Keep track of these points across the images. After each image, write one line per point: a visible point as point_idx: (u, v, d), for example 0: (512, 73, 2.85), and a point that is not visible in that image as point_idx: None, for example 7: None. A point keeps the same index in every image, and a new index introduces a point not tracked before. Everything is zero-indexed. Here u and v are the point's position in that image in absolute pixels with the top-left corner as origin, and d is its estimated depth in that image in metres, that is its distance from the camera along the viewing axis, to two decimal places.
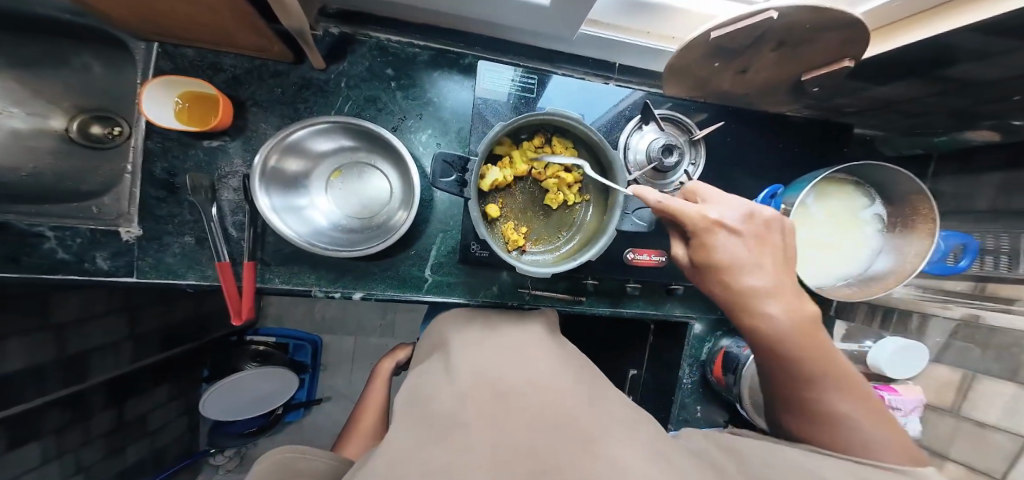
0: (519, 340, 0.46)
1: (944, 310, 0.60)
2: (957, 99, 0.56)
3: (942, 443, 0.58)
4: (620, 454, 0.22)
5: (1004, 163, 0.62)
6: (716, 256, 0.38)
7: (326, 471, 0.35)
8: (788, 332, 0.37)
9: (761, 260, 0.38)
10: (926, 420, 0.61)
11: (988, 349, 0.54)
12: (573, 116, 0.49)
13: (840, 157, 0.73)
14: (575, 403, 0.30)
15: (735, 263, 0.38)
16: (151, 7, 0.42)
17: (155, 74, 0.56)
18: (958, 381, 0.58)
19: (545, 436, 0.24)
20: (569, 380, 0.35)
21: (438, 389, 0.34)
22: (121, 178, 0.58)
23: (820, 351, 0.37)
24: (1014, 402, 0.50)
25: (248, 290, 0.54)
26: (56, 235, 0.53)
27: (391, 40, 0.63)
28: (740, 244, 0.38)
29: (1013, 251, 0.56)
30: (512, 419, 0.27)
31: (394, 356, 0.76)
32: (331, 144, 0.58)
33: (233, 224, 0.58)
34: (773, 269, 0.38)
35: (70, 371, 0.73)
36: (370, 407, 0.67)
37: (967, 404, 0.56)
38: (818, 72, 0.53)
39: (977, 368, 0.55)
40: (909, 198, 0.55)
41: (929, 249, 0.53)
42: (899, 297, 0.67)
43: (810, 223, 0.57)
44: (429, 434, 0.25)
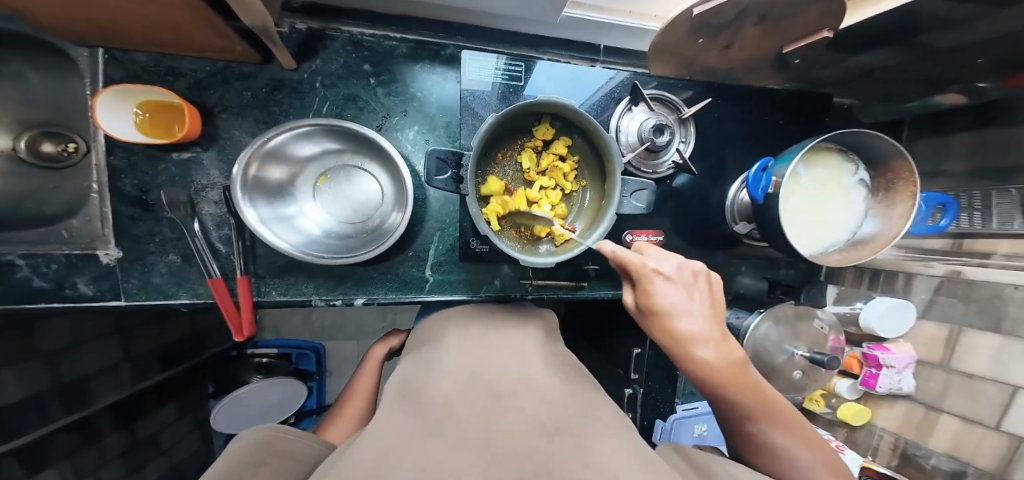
0: (514, 338, 0.47)
1: (927, 269, 0.65)
2: (927, 67, 0.59)
3: (934, 397, 0.64)
4: (607, 457, 0.23)
5: (972, 124, 0.66)
6: (653, 303, 0.40)
7: (311, 455, 0.36)
8: (722, 379, 0.38)
9: (695, 307, 0.40)
10: (919, 376, 0.66)
11: (970, 303, 0.59)
12: (565, 102, 0.48)
13: (821, 127, 0.75)
14: (564, 403, 0.32)
15: (670, 312, 0.39)
16: (95, 9, 0.38)
17: (106, 84, 0.51)
18: (945, 336, 0.63)
19: (536, 436, 0.25)
20: (567, 388, 0.36)
21: (432, 384, 0.35)
22: (86, 199, 0.53)
23: (756, 390, 0.39)
24: (999, 355, 0.55)
25: (246, 304, 0.52)
26: (28, 263, 0.50)
27: (365, 34, 0.60)
28: (674, 291, 0.40)
29: (986, 207, 0.61)
30: (504, 417, 0.28)
31: (387, 343, 0.77)
32: (315, 147, 0.55)
33: (220, 239, 0.54)
34: (708, 318, 0.39)
35: (69, 397, 0.69)
36: (358, 392, 0.67)
37: (955, 358, 0.61)
38: (798, 45, 0.54)
39: (962, 321, 0.60)
40: (891, 163, 0.59)
41: (913, 208, 0.56)
42: (884, 259, 0.73)
43: (799, 190, 0.60)
44: (424, 429, 0.26)
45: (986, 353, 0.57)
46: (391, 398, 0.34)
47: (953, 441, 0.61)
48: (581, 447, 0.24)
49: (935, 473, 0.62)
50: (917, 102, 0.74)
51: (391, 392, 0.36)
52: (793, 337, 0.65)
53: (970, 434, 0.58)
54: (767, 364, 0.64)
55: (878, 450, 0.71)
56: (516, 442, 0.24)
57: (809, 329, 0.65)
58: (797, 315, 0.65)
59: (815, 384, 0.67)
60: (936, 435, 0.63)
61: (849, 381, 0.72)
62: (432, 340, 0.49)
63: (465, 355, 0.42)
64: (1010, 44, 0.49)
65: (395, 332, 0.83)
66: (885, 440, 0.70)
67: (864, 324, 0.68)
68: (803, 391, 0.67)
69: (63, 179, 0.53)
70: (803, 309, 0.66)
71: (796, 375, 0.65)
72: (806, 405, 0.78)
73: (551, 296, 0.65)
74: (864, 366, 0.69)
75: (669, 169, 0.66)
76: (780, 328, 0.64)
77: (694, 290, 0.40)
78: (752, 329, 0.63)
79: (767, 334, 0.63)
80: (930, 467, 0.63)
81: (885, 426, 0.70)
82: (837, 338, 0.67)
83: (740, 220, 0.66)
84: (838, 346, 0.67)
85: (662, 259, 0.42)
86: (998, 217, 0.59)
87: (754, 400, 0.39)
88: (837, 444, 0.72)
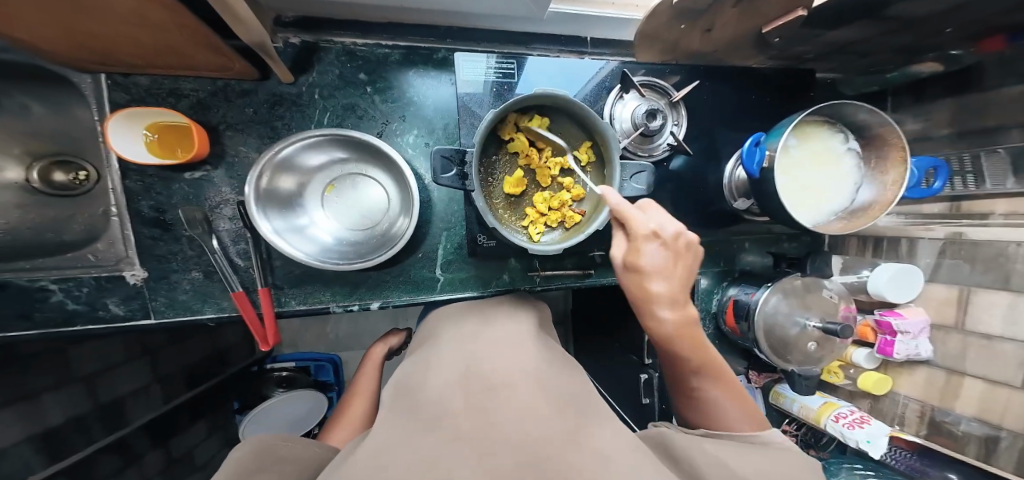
0: (507, 330, 0.50)
1: (929, 233, 0.68)
2: (905, 38, 0.61)
3: (954, 359, 0.64)
4: (601, 444, 0.26)
5: (953, 89, 0.69)
6: (639, 264, 0.39)
7: (311, 459, 0.39)
8: (677, 340, 0.42)
9: (673, 274, 0.40)
10: (935, 340, 0.67)
11: (977, 263, 0.61)
12: (560, 93, 0.49)
13: (809, 101, 0.77)
14: (555, 393, 0.34)
15: (649, 278, 0.40)
16: (91, 33, 0.39)
17: (112, 109, 0.52)
18: (956, 296, 0.64)
19: (536, 425, 0.28)
20: (559, 377, 0.39)
21: (432, 380, 0.38)
22: (107, 222, 0.55)
23: (703, 350, 0.44)
24: (1011, 309, 0.56)
25: (269, 316, 0.54)
26: (61, 287, 0.53)
27: (357, 44, 0.61)
28: (662, 256, 0.39)
29: (977, 170, 0.63)
30: (498, 407, 0.31)
31: (386, 342, 0.79)
32: (322, 156, 0.57)
33: (237, 253, 0.56)
34: (682, 282, 0.41)
35: (109, 417, 0.70)
36: (359, 392, 0.70)
37: (969, 319, 0.62)
38: (776, 24, 0.56)
39: (970, 282, 0.62)
40: (879, 130, 0.61)
41: (905, 174, 0.58)
42: (887, 226, 0.75)
43: (795, 165, 0.62)
44: (424, 425, 0.29)
45: (998, 312, 0.58)
46: (396, 398, 0.37)
47: (981, 403, 0.60)
48: (578, 437, 0.27)
49: (967, 439, 0.61)
50: (897, 72, 0.76)
51: (395, 391, 0.39)
52: (803, 308, 0.66)
53: (994, 395, 0.58)
54: (779, 338, 0.65)
55: (905, 418, 0.71)
56: (516, 432, 0.27)
57: (820, 300, 0.67)
58: (805, 287, 0.67)
59: (831, 355, 0.67)
60: (962, 398, 0.63)
61: (866, 351, 0.72)
62: (430, 337, 0.52)
63: (463, 349, 0.44)
64: (973, 11, 0.50)
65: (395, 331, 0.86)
66: (910, 408, 0.70)
67: (874, 291, 0.69)
68: (819, 364, 0.67)
69: (75, 208, 0.56)
70: (811, 280, 0.67)
71: (812, 347, 0.65)
72: (827, 378, 0.78)
73: (559, 286, 0.67)
74: (880, 334, 0.70)
75: (665, 151, 0.67)
76: (790, 300, 0.66)
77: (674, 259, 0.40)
78: (763, 302, 0.65)
79: (777, 307, 0.65)
80: (959, 433, 0.62)
81: (908, 394, 0.70)
82: (849, 307, 0.68)
83: (739, 197, 0.68)
84: (851, 315, 0.67)
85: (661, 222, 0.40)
86: (991, 177, 0.61)
87: (698, 360, 0.44)
88: (861, 416, 0.67)
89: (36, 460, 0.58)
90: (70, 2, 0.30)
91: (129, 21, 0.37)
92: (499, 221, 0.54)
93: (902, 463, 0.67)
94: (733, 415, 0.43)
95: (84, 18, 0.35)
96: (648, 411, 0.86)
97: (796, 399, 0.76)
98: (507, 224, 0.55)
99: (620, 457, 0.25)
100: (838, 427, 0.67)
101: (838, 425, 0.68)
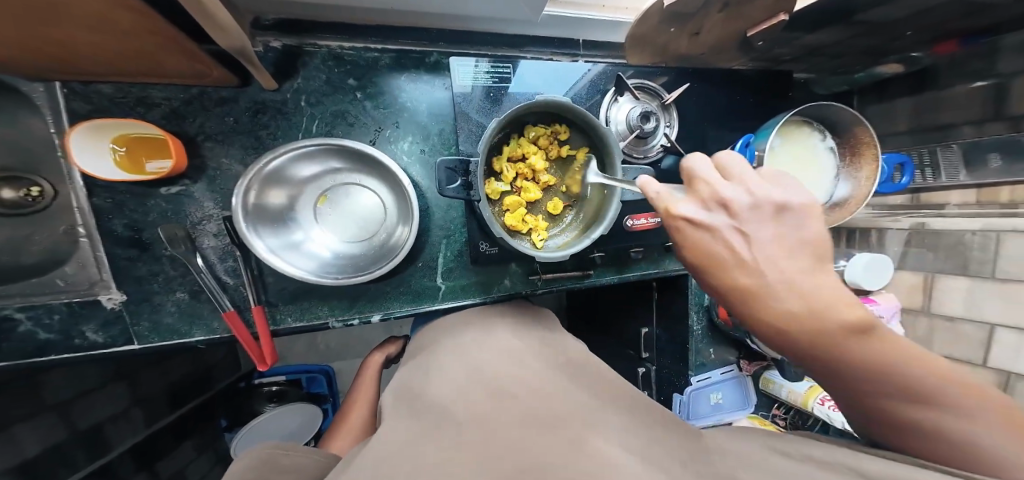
0: (510, 339, 0.49)
1: (895, 224, 0.74)
2: (873, 42, 0.65)
3: (923, 340, 0.70)
4: (602, 447, 0.26)
5: (913, 90, 0.75)
6: (707, 254, 0.31)
7: (311, 465, 0.37)
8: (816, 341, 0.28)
9: (769, 251, 0.29)
10: (906, 323, 0.73)
11: (938, 251, 0.67)
12: (561, 99, 0.49)
13: (787, 101, 0.81)
14: (558, 400, 0.34)
15: (731, 262, 0.30)
16: (49, 41, 0.35)
17: (72, 120, 0.48)
18: (921, 281, 0.70)
19: (538, 431, 0.28)
20: (559, 383, 0.39)
21: (431, 389, 0.38)
22: (74, 244, 0.50)
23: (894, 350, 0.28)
24: (970, 293, 0.62)
25: (265, 335, 0.51)
26: (28, 316, 0.49)
27: (344, 48, 0.58)
28: (732, 237, 0.30)
29: (933, 164, 0.69)
30: (501, 417, 0.30)
31: (384, 350, 0.77)
32: (316, 166, 0.54)
33: (225, 271, 0.53)
34: (789, 260, 0.29)
35: (88, 446, 0.65)
36: (360, 397, 0.70)
37: (933, 303, 0.68)
38: (760, 27, 0.58)
39: (933, 269, 0.68)
40: (853, 130, 0.65)
41: (876, 171, 0.63)
42: (860, 218, 0.81)
43: (781, 163, 0.66)
44: (426, 435, 0.28)
45: (960, 295, 0.64)
46: (398, 405, 0.37)
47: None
48: (578, 440, 0.27)
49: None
50: (864, 73, 0.81)
51: (394, 401, 0.39)
52: None
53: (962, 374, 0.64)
54: None
55: None
56: (519, 440, 0.27)
57: None
58: None
59: None
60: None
61: None
62: (430, 346, 0.51)
63: (465, 356, 0.44)
64: (935, 15, 0.54)
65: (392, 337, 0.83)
66: None
67: (850, 281, 0.73)
68: None
69: (35, 226, 0.50)
70: None
71: None
72: None
73: (560, 287, 0.67)
74: None
75: (658, 153, 0.69)
76: None
77: (769, 229, 0.29)
78: None
79: None
80: None
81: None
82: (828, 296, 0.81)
83: None
84: None
85: (737, 185, 0.30)
86: (946, 169, 0.67)
87: (870, 365, 0.28)
88: None
89: None
90: (35, 7, 0.27)
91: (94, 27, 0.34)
92: (506, 231, 0.53)
93: None
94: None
95: (47, 24, 0.31)
96: None
97: (783, 385, 0.79)
98: (512, 234, 0.55)
99: (623, 460, 0.25)
100: (825, 408, 0.71)
101: (823, 407, 0.71)
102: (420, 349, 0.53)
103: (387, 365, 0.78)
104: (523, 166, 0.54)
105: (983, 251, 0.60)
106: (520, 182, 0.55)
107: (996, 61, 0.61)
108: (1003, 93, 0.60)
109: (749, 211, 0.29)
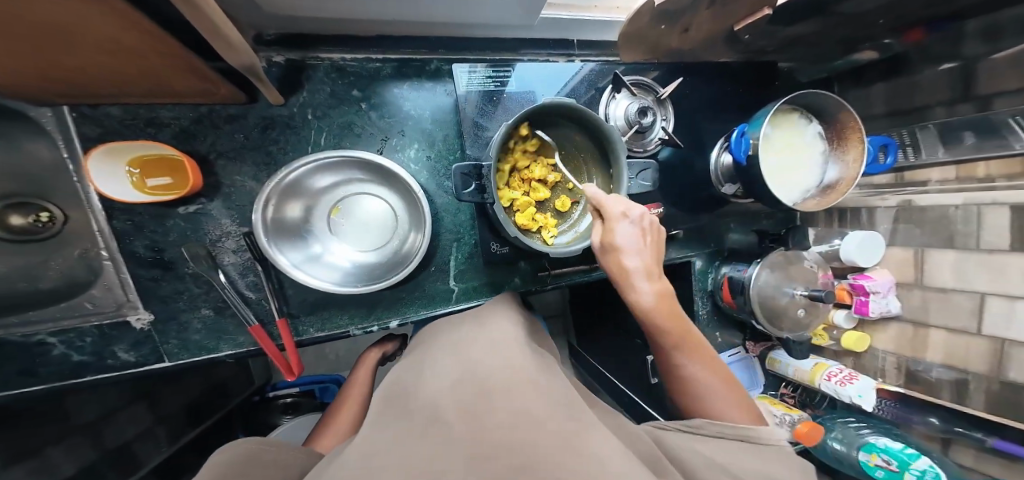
0: (504, 333, 0.47)
1: (883, 203, 0.78)
2: (851, 32, 0.68)
3: (918, 312, 0.73)
4: (596, 447, 0.25)
5: (889, 74, 0.78)
6: (613, 240, 0.47)
7: (295, 462, 0.39)
8: (654, 314, 0.46)
9: (643, 247, 0.47)
10: (901, 297, 0.76)
11: (925, 226, 0.71)
12: (564, 101, 0.50)
13: (774, 91, 0.84)
14: (554, 397, 0.33)
15: (626, 248, 0.46)
16: (51, 63, 0.35)
17: (86, 145, 0.48)
18: (913, 257, 0.74)
19: (531, 428, 0.27)
20: (553, 378, 0.38)
21: (423, 387, 0.36)
22: (97, 267, 0.51)
23: (686, 327, 0.48)
24: (959, 264, 0.66)
25: (290, 345, 0.52)
26: (61, 340, 0.50)
27: (346, 60, 0.59)
28: (631, 234, 0.47)
29: (914, 143, 0.73)
30: (496, 414, 0.29)
31: (382, 348, 0.80)
32: (330, 178, 0.55)
33: (247, 286, 0.54)
34: (651, 260, 0.47)
35: (120, 464, 0.65)
36: (352, 393, 0.71)
37: (925, 276, 0.71)
38: (746, 22, 0.62)
39: (923, 243, 0.72)
40: (839, 116, 0.68)
41: (863, 153, 0.66)
42: (850, 198, 0.84)
43: (775, 150, 0.69)
44: (420, 431, 0.28)
45: (950, 267, 0.67)
46: (386, 406, 0.36)
47: (947, 351, 0.68)
48: (571, 439, 0.26)
49: (940, 385, 0.69)
50: (842, 60, 0.85)
51: (384, 401, 0.37)
52: (788, 280, 0.74)
53: (956, 341, 0.67)
54: (771, 309, 0.72)
55: (885, 371, 0.78)
56: (511, 439, 0.26)
57: (802, 270, 0.75)
58: (787, 260, 0.75)
59: (817, 318, 0.75)
60: (930, 348, 0.71)
61: (844, 312, 0.79)
62: (423, 347, 0.50)
63: (460, 351, 0.43)
64: (906, 4, 0.57)
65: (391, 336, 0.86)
66: (888, 360, 0.77)
67: (846, 258, 0.77)
68: (809, 328, 0.75)
69: (47, 253, 0.51)
70: (791, 254, 0.76)
71: (801, 313, 0.73)
72: (814, 340, 0.87)
73: (569, 282, 0.69)
74: (854, 295, 0.78)
75: (656, 146, 0.71)
76: (776, 273, 0.74)
77: (644, 239, 0.48)
78: (755, 278, 0.73)
79: (767, 280, 0.73)
80: (932, 379, 0.70)
81: (885, 348, 0.78)
82: (825, 274, 0.77)
83: (725, 181, 0.74)
84: (829, 281, 0.76)
85: (639, 210, 0.48)
86: (925, 148, 0.71)
87: (679, 335, 0.46)
88: (850, 373, 0.75)
89: None
90: (50, 23, 0.27)
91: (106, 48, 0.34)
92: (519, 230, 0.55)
93: (888, 412, 0.76)
94: (724, 399, 0.43)
95: (62, 46, 0.31)
96: (658, 389, 0.92)
97: (790, 363, 0.84)
98: (525, 233, 0.57)
99: (614, 459, 0.24)
100: (831, 385, 0.75)
101: (830, 383, 0.76)
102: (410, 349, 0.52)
103: (382, 363, 0.81)
104: (534, 168, 0.56)
105: (966, 224, 0.64)
106: (529, 184, 0.57)
107: (961, 47, 0.65)
108: (968, 76, 0.64)
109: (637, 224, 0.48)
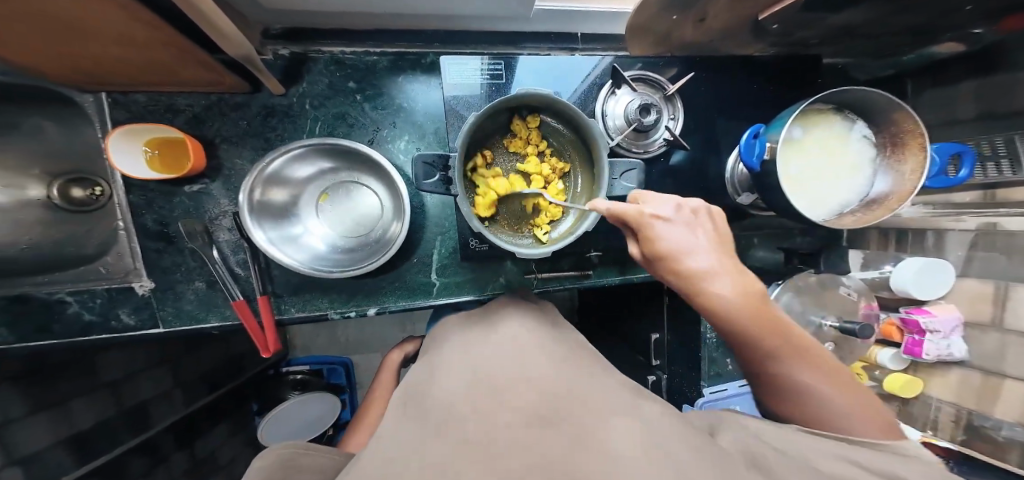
0: (518, 332, 0.43)
1: (958, 224, 0.63)
2: (917, 20, 0.57)
3: (992, 360, 0.59)
4: (610, 442, 0.20)
5: (976, 70, 0.65)
6: (658, 246, 0.36)
7: (331, 466, 0.31)
8: (741, 315, 0.34)
9: (704, 243, 0.36)
10: (970, 340, 0.62)
11: (1013, 254, 0.56)
12: (539, 92, 0.48)
13: (817, 88, 0.73)
14: (564, 391, 0.27)
15: (677, 252, 0.36)
16: (71, 53, 0.39)
17: (114, 127, 0.54)
18: (992, 292, 0.59)
19: (534, 422, 0.22)
20: (577, 371, 0.32)
21: (438, 379, 0.33)
22: (116, 236, 0.57)
23: (776, 325, 0.35)
24: None
25: (269, 322, 0.55)
26: (76, 299, 0.56)
27: (344, 53, 0.61)
28: (677, 229, 0.36)
29: (1012, 154, 0.58)
30: (499, 413, 0.24)
31: (402, 349, 0.80)
32: (312, 167, 0.58)
33: (237, 263, 0.58)
34: (722, 256, 0.36)
35: (135, 420, 0.74)
36: (377, 399, 0.73)
37: (1006, 315, 0.57)
38: (771, 11, 0.54)
39: (1003, 276, 0.58)
40: (894, 118, 0.57)
41: (924, 162, 0.54)
42: (914, 216, 0.70)
43: (806, 154, 0.59)
44: (416, 425, 0.24)
45: None
46: (399, 400, 0.32)
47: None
48: (580, 433, 0.21)
49: (1010, 446, 0.56)
50: (912, 54, 0.72)
51: (401, 395, 0.34)
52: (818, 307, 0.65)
53: None
54: None
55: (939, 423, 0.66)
56: (507, 432, 0.21)
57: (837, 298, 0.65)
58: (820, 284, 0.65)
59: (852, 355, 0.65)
60: (1002, 403, 0.57)
61: (891, 351, 0.68)
62: (440, 344, 0.47)
63: (479, 348, 0.39)
64: None
65: (411, 337, 0.85)
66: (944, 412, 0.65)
67: (896, 285, 0.65)
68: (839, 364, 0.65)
69: (90, 223, 0.59)
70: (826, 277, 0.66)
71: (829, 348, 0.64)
72: None
73: (556, 288, 0.66)
74: (906, 333, 0.65)
75: (661, 147, 0.65)
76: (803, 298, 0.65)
77: (697, 236, 0.36)
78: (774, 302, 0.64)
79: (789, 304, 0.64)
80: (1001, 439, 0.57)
81: (941, 396, 0.65)
82: (870, 305, 0.65)
83: (742, 191, 0.68)
84: (872, 313, 0.65)
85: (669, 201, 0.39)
86: None
87: (771, 337, 0.34)
88: None
89: (69, 460, 0.62)
90: (44, 24, 0.31)
91: (107, 44, 0.37)
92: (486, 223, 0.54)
93: None
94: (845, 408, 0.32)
95: (72, 41, 0.36)
96: None
97: None
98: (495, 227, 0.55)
99: (632, 457, 0.18)
100: None
101: None
102: (439, 340, 0.49)
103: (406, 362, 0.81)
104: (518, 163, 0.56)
105: None
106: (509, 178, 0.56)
107: None
108: None
109: (680, 214, 0.38)
